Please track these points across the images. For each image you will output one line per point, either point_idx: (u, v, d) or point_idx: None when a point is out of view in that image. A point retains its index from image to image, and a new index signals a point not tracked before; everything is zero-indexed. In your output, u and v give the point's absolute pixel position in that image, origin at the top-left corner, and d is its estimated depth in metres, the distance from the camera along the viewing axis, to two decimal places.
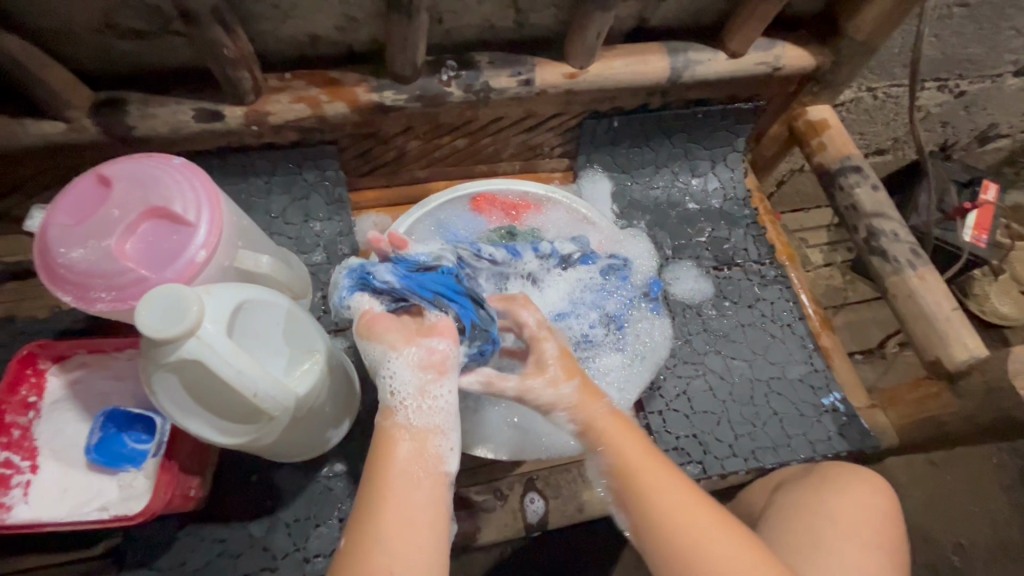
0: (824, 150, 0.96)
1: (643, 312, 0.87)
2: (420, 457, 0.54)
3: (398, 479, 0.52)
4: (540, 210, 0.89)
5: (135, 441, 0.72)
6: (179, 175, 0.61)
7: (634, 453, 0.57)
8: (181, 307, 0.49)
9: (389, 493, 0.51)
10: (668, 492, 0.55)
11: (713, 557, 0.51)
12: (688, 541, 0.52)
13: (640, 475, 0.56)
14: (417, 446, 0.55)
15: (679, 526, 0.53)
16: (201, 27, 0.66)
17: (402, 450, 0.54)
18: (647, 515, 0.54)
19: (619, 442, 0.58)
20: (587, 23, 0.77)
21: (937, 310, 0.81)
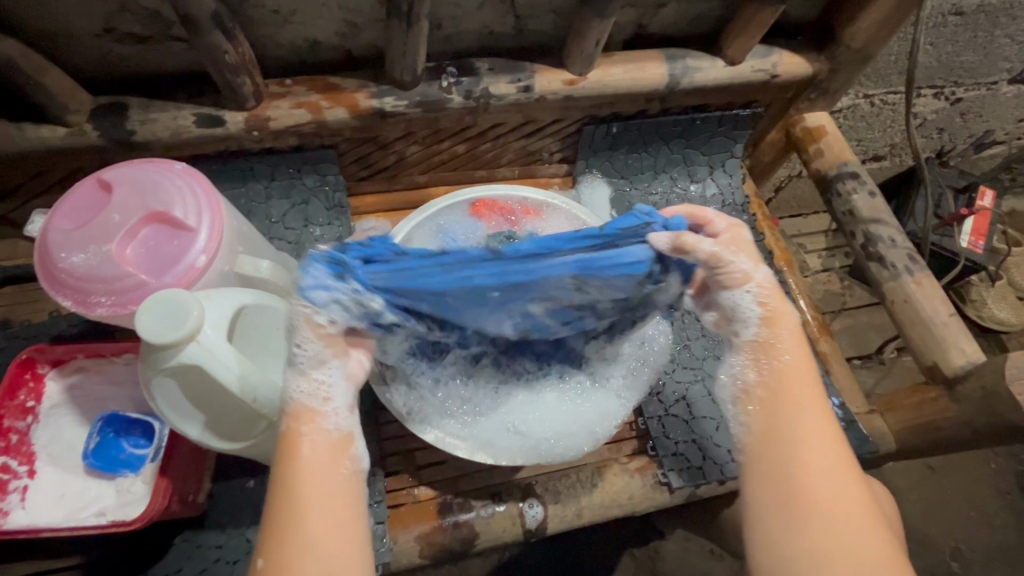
0: (821, 156, 0.96)
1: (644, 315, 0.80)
2: (332, 458, 0.52)
3: (311, 489, 0.50)
4: (540, 215, 0.88)
5: (133, 446, 0.73)
6: (179, 180, 0.62)
7: (799, 371, 0.57)
8: (182, 311, 0.49)
9: (303, 501, 0.49)
10: (821, 426, 0.54)
11: (821, 490, 0.50)
12: (805, 475, 0.51)
13: (785, 394, 0.56)
14: (327, 447, 0.52)
15: (808, 454, 0.52)
16: (200, 33, 0.67)
17: (307, 450, 0.52)
18: (787, 448, 0.53)
19: (795, 375, 0.57)
20: (586, 30, 0.78)
21: (934, 316, 0.81)
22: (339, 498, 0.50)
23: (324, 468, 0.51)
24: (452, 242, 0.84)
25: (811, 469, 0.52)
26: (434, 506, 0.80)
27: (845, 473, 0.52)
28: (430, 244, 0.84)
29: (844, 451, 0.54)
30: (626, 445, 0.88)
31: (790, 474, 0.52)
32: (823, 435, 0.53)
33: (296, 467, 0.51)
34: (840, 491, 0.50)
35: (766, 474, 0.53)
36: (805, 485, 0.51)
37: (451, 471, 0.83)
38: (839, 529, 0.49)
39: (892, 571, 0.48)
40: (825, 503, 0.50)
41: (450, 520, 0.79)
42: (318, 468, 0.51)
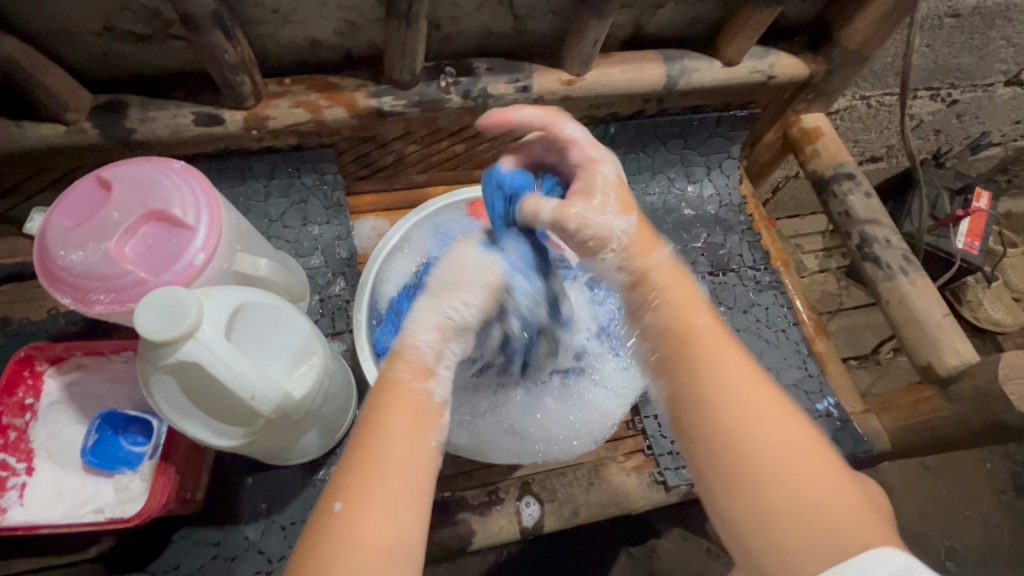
0: (817, 157, 0.97)
1: None
2: (419, 424, 0.46)
3: (386, 452, 0.44)
4: None
5: (131, 444, 0.74)
6: (178, 178, 0.62)
7: (693, 317, 0.53)
8: (181, 309, 0.50)
9: (368, 465, 0.43)
10: (737, 366, 0.49)
11: (759, 443, 0.45)
12: (730, 428, 0.46)
13: (695, 341, 0.51)
14: (417, 414, 0.47)
15: (724, 403, 0.47)
16: (200, 32, 0.67)
17: (398, 402, 0.47)
18: (706, 394, 0.48)
19: (683, 318, 0.53)
20: (584, 30, 0.78)
21: (929, 316, 0.82)
22: (413, 465, 0.44)
23: (410, 436, 0.46)
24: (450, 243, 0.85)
25: (739, 406, 0.47)
26: (431, 504, 0.81)
27: (772, 409, 0.47)
28: (428, 244, 0.85)
29: (762, 382, 0.49)
30: (624, 444, 0.87)
31: (731, 420, 0.46)
32: (742, 379, 0.48)
33: (384, 424, 0.46)
34: (775, 427, 0.46)
35: (706, 443, 0.47)
36: (733, 442, 0.46)
37: (448, 469, 0.83)
38: (787, 476, 0.43)
39: (854, 523, 0.41)
40: (775, 441, 0.45)
41: (447, 518, 0.80)
42: (406, 434, 0.45)
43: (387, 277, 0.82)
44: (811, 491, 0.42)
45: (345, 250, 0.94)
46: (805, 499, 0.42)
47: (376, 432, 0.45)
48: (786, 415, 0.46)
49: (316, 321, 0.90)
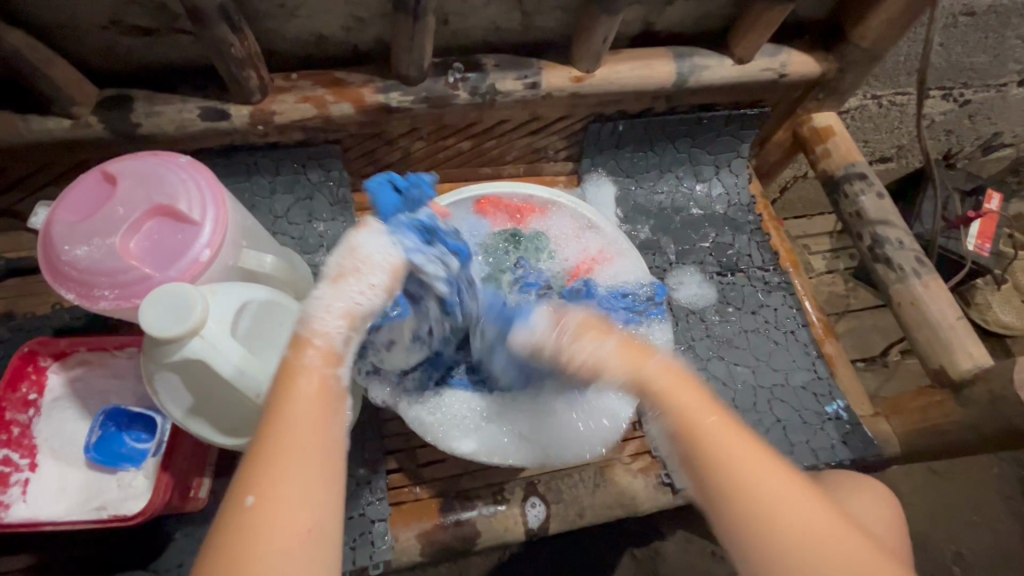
0: (829, 157, 0.96)
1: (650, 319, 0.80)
2: (325, 409, 0.45)
3: (302, 440, 0.43)
4: (545, 214, 0.90)
5: (134, 440, 0.72)
6: (184, 173, 0.61)
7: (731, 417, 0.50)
8: (186, 306, 0.49)
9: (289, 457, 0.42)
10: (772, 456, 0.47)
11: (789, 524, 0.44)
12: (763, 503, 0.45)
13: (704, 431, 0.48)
14: (323, 396, 0.46)
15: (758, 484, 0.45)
16: (207, 26, 0.66)
17: (305, 387, 0.46)
18: (731, 474, 0.46)
19: (685, 408, 0.49)
20: (593, 27, 0.77)
21: (941, 319, 0.81)
22: (316, 446, 0.43)
23: (311, 426, 0.44)
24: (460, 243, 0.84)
25: (744, 476, 0.46)
26: (435, 504, 0.80)
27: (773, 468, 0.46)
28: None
29: (758, 446, 0.48)
30: (630, 444, 0.86)
31: (750, 496, 0.45)
32: (728, 445, 0.47)
33: (284, 414, 0.44)
34: (789, 497, 0.45)
35: (733, 515, 0.45)
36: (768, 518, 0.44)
37: (453, 468, 0.82)
38: (815, 542, 0.43)
39: None
40: (796, 512, 0.44)
41: (451, 518, 0.79)
42: (311, 418, 0.44)
43: None
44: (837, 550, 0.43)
45: None
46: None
47: (276, 429, 0.43)
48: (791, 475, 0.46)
49: None
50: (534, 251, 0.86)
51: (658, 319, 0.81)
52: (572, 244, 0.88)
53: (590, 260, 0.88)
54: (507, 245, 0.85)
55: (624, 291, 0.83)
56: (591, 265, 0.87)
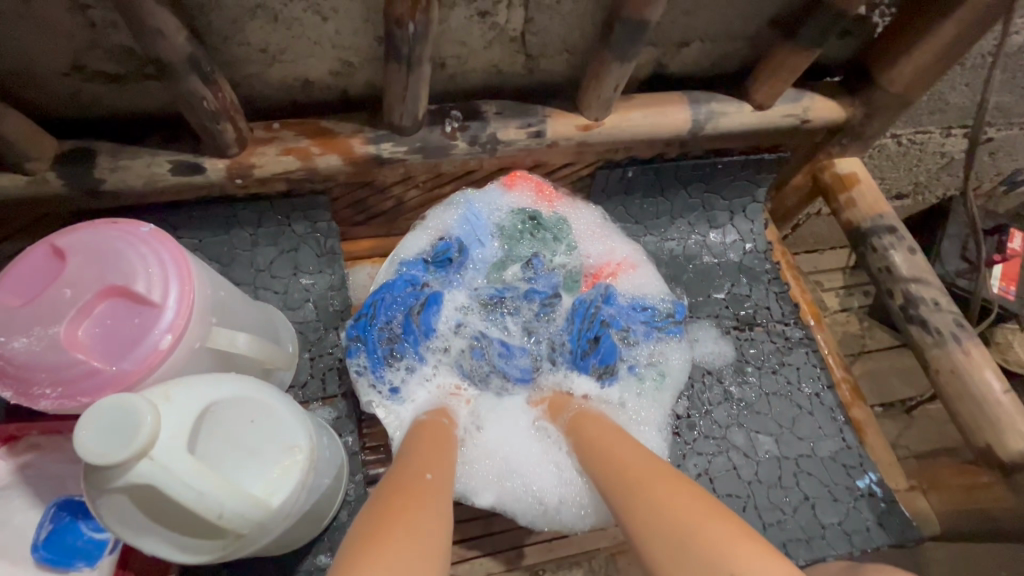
0: (853, 206, 0.89)
1: (665, 339, 0.87)
2: (447, 447, 0.65)
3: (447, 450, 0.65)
4: (571, 204, 0.92)
5: (92, 529, 0.64)
6: (144, 246, 0.54)
7: (618, 437, 0.65)
8: (131, 424, 0.41)
9: (424, 449, 0.63)
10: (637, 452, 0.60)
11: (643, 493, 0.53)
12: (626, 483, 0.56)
13: (598, 442, 0.65)
14: (443, 434, 0.68)
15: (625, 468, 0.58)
16: (176, 77, 0.59)
17: (446, 420, 0.72)
18: (614, 466, 0.59)
19: (597, 431, 0.68)
20: (603, 74, 0.71)
21: (986, 392, 0.73)
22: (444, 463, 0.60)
23: (440, 454, 0.63)
24: (476, 220, 0.88)
25: (617, 466, 0.59)
26: None
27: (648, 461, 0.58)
28: (454, 222, 0.88)
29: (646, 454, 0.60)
30: None
31: (621, 478, 0.57)
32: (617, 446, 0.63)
33: (422, 446, 0.63)
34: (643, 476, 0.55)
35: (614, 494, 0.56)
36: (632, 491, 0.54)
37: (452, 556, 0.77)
38: (659, 507, 0.50)
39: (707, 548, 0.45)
40: (649, 484, 0.54)
41: None
42: (447, 439, 0.67)
43: (405, 249, 0.86)
44: (673, 512, 0.49)
45: (338, 302, 0.86)
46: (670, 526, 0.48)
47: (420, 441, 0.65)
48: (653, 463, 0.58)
49: (304, 385, 0.81)
50: (552, 241, 0.89)
51: (673, 338, 0.88)
52: (598, 243, 0.92)
53: (614, 265, 0.91)
54: (525, 229, 0.88)
55: (645, 304, 0.89)
56: (615, 269, 0.90)
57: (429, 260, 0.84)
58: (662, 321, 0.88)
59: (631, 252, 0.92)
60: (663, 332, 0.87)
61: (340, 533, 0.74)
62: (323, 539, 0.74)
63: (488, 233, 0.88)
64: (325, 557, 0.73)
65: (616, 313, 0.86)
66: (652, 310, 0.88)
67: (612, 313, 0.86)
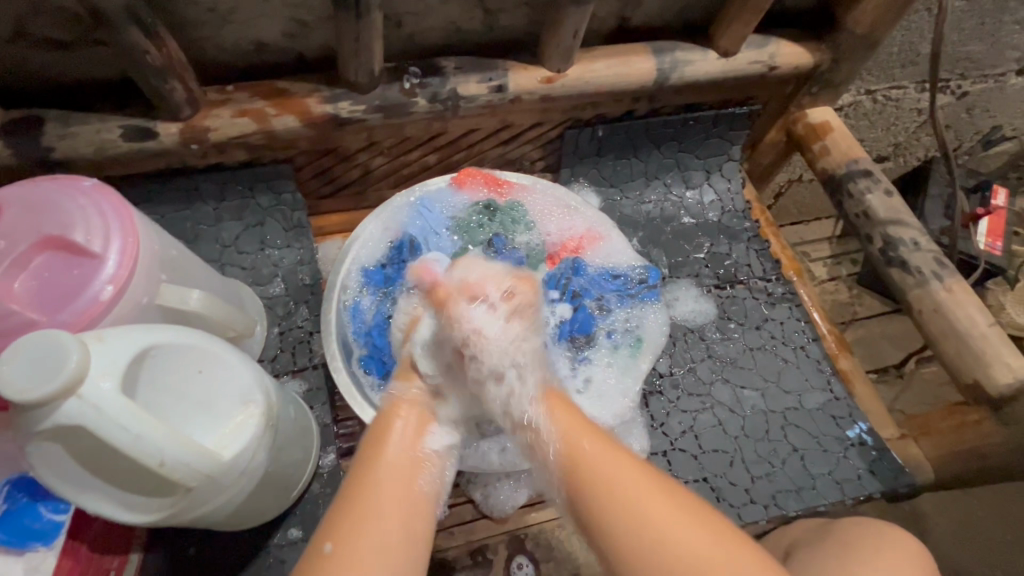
0: (827, 155, 0.88)
1: (642, 304, 0.80)
2: (408, 479, 0.51)
3: (394, 486, 0.50)
4: (527, 189, 0.81)
5: (52, 511, 0.57)
6: (84, 197, 0.52)
7: (576, 422, 0.55)
8: (56, 358, 0.40)
9: (380, 492, 0.50)
10: (615, 463, 0.51)
11: (637, 509, 0.48)
12: (629, 512, 0.48)
13: (580, 447, 0.53)
14: (416, 464, 0.53)
15: (606, 480, 0.50)
16: (115, 30, 0.58)
17: (395, 437, 0.54)
18: (574, 459, 0.53)
19: (580, 447, 0.53)
20: (562, 20, 0.69)
21: (970, 326, 0.72)
22: (404, 510, 0.49)
23: (401, 493, 0.50)
24: (431, 217, 0.80)
25: (616, 495, 0.49)
26: None
27: (685, 514, 0.48)
28: (407, 217, 0.79)
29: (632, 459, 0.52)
30: None
31: (622, 511, 0.48)
32: (581, 440, 0.53)
33: (376, 475, 0.51)
34: (639, 492, 0.49)
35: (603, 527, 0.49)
36: (640, 516, 0.48)
37: None
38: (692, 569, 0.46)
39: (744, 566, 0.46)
40: (675, 523, 0.47)
41: None
42: (399, 473, 0.51)
43: (355, 248, 0.76)
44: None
45: (308, 275, 0.83)
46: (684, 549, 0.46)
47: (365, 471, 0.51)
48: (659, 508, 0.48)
49: (272, 358, 0.78)
50: (509, 225, 0.80)
51: (649, 303, 0.82)
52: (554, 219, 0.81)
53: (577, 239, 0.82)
54: (482, 220, 0.80)
55: (616, 272, 0.81)
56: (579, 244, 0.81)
57: (386, 265, 0.77)
58: (636, 284, 0.81)
59: (597, 220, 0.83)
60: (638, 297, 0.80)
61: (312, 507, 0.72)
62: (293, 513, 0.71)
63: (447, 227, 0.80)
64: (296, 530, 0.71)
65: (587, 284, 0.79)
66: (623, 278, 0.81)
67: (582, 285, 0.79)
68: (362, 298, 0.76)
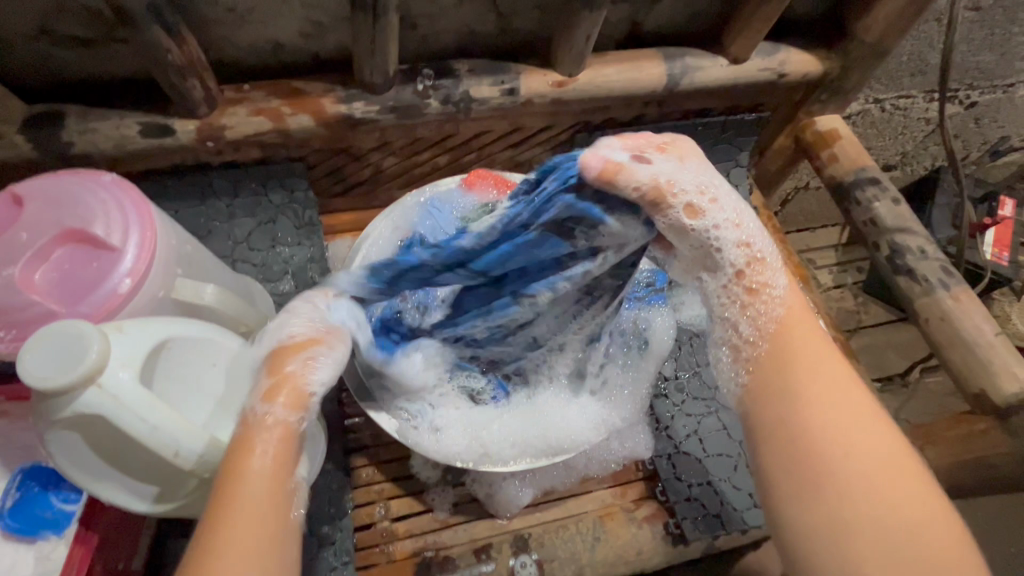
0: (835, 162, 0.88)
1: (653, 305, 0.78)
2: (267, 502, 0.41)
3: (244, 519, 0.40)
4: None
5: (63, 501, 0.58)
6: (105, 192, 0.53)
7: (809, 327, 0.50)
8: (77, 347, 0.40)
9: (234, 525, 0.39)
10: (821, 369, 0.48)
11: (860, 438, 0.44)
12: (815, 423, 0.45)
13: (803, 342, 0.49)
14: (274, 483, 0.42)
15: (801, 383, 0.47)
16: (138, 29, 0.59)
17: (255, 458, 0.43)
18: (784, 352, 0.49)
19: (804, 346, 0.49)
20: (574, 25, 0.70)
21: (977, 335, 0.72)
22: (268, 543, 0.40)
23: (259, 524, 0.40)
24: (440, 217, 0.80)
25: (826, 406, 0.45)
26: (412, 566, 0.71)
27: (866, 431, 0.45)
28: (415, 217, 0.80)
29: (858, 392, 0.47)
30: (633, 488, 0.78)
31: (812, 419, 0.45)
32: (810, 339, 0.49)
33: (231, 504, 0.40)
34: (856, 410, 0.45)
35: (778, 434, 0.46)
36: (808, 425, 0.45)
37: (433, 524, 0.73)
38: (883, 519, 0.41)
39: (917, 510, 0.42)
40: (853, 439, 0.44)
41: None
42: (253, 501, 0.41)
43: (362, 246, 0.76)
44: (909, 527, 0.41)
45: (318, 273, 0.83)
46: (858, 462, 0.43)
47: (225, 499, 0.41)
48: (904, 469, 0.43)
49: None
50: None
51: None
52: None
53: None
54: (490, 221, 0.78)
55: None
56: None
57: None
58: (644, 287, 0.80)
59: None
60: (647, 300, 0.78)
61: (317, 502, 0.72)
62: None
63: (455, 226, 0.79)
64: None
65: None
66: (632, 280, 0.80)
67: None
68: None
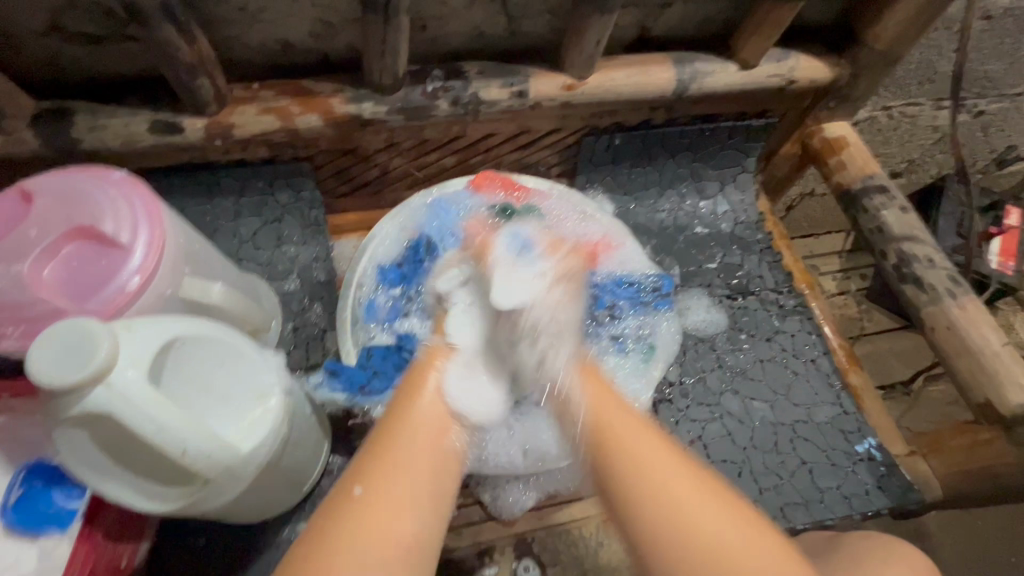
0: (843, 169, 0.88)
1: (656, 312, 0.81)
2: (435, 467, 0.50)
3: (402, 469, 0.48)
4: (542, 194, 0.82)
5: (65, 498, 0.58)
6: (114, 189, 0.53)
7: (615, 417, 0.52)
8: (86, 346, 0.40)
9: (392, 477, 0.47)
10: (653, 452, 0.49)
11: (703, 515, 0.44)
12: (662, 505, 0.45)
13: (613, 430, 0.51)
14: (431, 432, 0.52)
15: (644, 469, 0.48)
16: (149, 27, 0.59)
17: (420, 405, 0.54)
18: (612, 445, 0.50)
19: (617, 427, 0.51)
20: (585, 29, 0.70)
21: (984, 346, 0.72)
22: (429, 492, 0.48)
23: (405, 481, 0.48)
24: (447, 217, 0.81)
25: (667, 488, 0.46)
26: None
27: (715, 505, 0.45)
28: (422, 218, 0.81)
29: (690, 470, 0.48)
30: None
31: (659, 502, 0.45)
32: (617, 424, 0.52)
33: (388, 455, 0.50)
34: (691, 486, 0.46)
35: (635, 516, 0.46)
36: (656, 507, 0.45)
37: None
38: None
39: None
40: (699, 511, 0.44)
41: None
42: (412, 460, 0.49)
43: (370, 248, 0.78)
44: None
45: (323, 273, 0.84)
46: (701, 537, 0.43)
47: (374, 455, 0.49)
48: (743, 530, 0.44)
49: (287, 353, 0.79)
50: None
51: (662, 311, 0.82)
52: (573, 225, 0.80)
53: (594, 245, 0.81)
54: None
55: (630, 280, 0.82)
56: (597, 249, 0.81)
57: (400, 266, 0.78)
58: (650, 292, 0.82)
59: (613, 227, 0.83)
60: (651, 305, 0.81)
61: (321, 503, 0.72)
62: (302, 508, 0.72)
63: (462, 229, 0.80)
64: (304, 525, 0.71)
65: (600, 291, 0.80)
66: (637, 286, 0.81)
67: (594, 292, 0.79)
68: (377, 296, 0.77)
